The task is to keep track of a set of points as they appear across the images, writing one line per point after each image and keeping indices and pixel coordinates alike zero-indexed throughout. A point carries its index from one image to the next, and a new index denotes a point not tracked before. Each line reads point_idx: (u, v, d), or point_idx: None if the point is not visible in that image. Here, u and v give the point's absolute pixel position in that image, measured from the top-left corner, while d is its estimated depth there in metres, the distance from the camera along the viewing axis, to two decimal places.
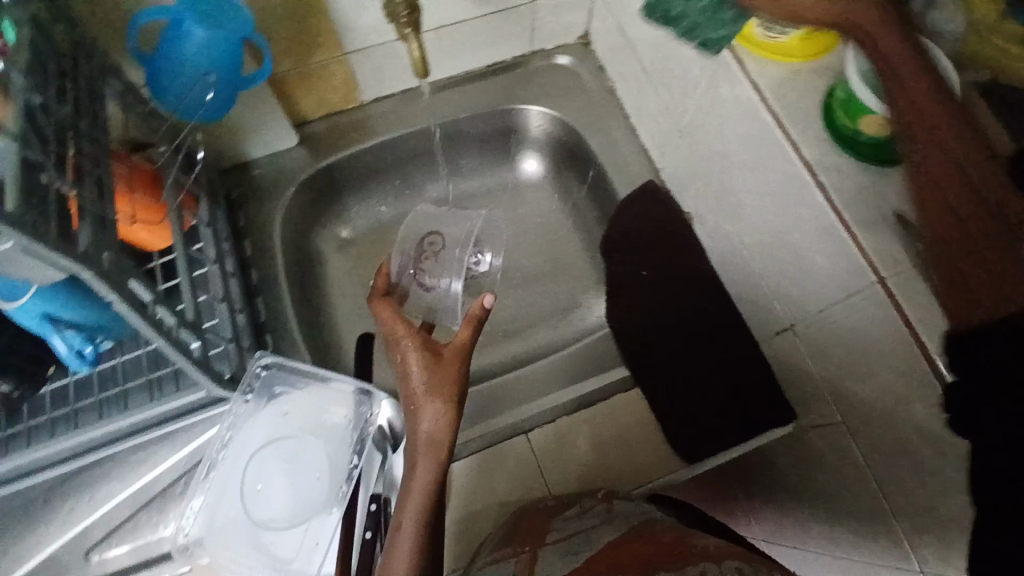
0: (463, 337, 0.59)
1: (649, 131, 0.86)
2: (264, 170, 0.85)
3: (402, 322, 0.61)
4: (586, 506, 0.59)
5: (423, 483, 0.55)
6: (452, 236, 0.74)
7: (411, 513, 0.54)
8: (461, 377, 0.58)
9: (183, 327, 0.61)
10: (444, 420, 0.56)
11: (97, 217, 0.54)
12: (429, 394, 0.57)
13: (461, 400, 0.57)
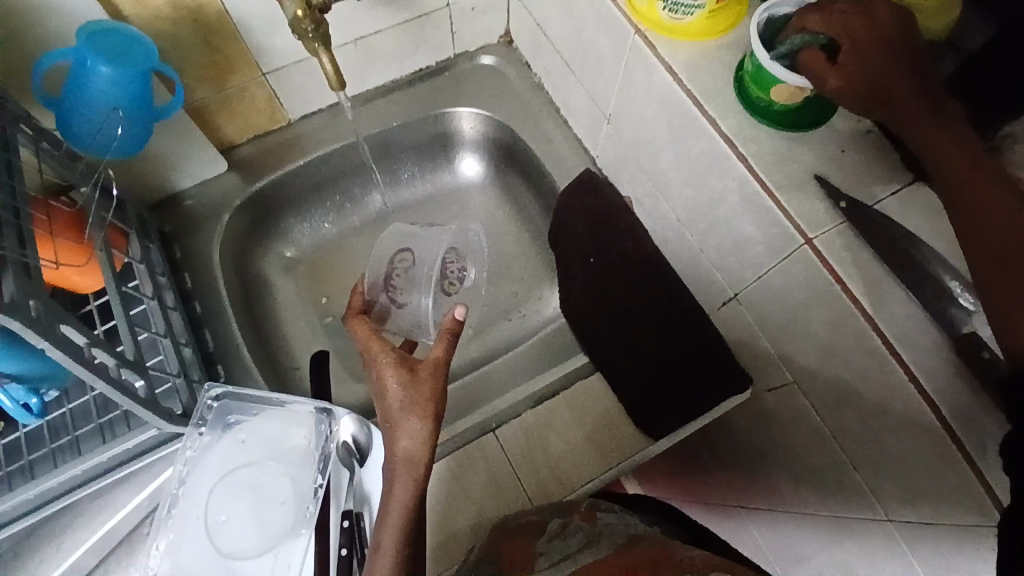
0: (438, 352, 0.59)
1: (580, 123, 0.88)
2: (197, 201, 0.83)
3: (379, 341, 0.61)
4: (567, 523, 0.56)
5: (402, 502, 0.54)
6: (421, 254, 0.77)
7: (391, 534, 0.52)
8: (437, 392, 0.57)
9: (124, 366, 0.58)
10: (420, 438, 0.55)
11: (20, 265, 0.51)
12: (405, 411, 0.56)
13: (438, 415, 0.56)
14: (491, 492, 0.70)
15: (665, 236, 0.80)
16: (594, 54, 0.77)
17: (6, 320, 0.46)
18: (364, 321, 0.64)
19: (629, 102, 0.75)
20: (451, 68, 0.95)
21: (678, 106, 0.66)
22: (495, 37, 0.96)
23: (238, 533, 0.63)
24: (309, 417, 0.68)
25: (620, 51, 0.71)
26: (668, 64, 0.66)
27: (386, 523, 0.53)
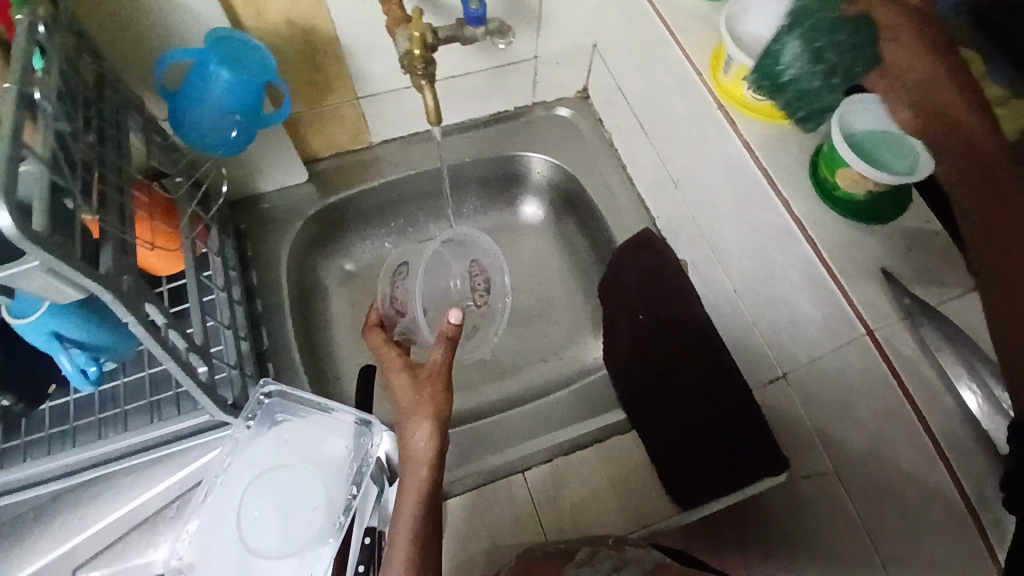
0: (438, 355, 0.57)
1: (645, 183, 0.91)
2: (273, 204, 0.87)
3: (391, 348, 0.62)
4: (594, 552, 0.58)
5: (412, 502, 0.55)
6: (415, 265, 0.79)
7: (401, 547, 0.54)
8: (444, 395, 0.57)
9: (192, 350, 0.62)
10: (425, 441, 0.55)
11: (118, 242, 0.54)
12: (413, 415, 0.56)
13: (440, 417, 0.56)
14: (509, 531, 0.71)
15: (719, 305, 0.80)
16: (670, 120, 0.79)
17: (102, 291, 0.49)
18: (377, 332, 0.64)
19: (699, 169, 0.77)
20: (527, 114, 0.99)
21: (751, 179, 0.67)
22: (573, 91, 1.00)
23: (266, 530, 0.65)
24: (348, 427, 0.70)
25: (697, 121, 0.74)
26: (745, 138, 0.68)
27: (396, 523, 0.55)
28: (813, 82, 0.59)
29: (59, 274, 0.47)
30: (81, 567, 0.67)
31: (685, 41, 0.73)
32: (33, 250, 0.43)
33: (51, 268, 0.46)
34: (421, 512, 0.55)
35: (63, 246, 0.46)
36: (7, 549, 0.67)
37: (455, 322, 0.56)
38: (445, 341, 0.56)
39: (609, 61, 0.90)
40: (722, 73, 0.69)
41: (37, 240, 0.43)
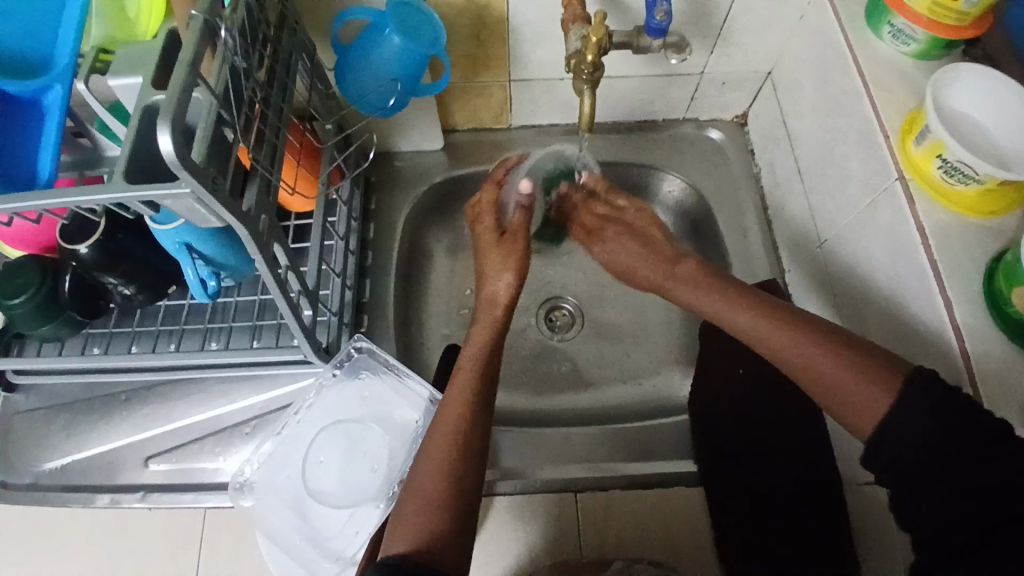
0: (520, 220, 0.72)
1: (784, 231, 0.84)
2: (405, 164, 0.90)
3: (490, 203, 0.73)
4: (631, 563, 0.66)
5: (484, 330, 0.67)
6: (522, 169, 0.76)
7: (466, 375, 0.63)
8: (523, 250, 0.71)
9: (304, 295, 0.64)
10: (505, 283, 0.69)
11: (264, 180, 0.56)
12: (499, 266, 0.70)
13: (520, 272, 0.70)
14: (550, 540, 0.72)
15: None
16: (836, 176, 0.72)
17: (240, 227, 0.51)
18: (491, 184, 0.74)
19: (853, 236, 0.70)
20: (675, 128, 0.95)
21: (913, 267, 0.60)
22: (730, 115, 0.94)
23: (328, 477, 0.67)
24: (421, 401, 0.70)
25: (867, 186, 0.67)
26: (919, 222, 0.61)
27: (446, 409, 0.61)
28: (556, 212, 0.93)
29: (202, 204, 0.48)
30: (154, 457, 0.73)
31: (877, 97, 0.66)
32: (185, 179, 0.45)
33: (197, 197, 0.47)
34: (470, 398, 0.61)
35: (213, 179, 0.47)
36: (108, 421, 0.74)
37: (528, 189, 0.74)
38: (521, 207, 0.74)
39: (780, 95, 0.84)
40: (914, 143, 0.62)
41: (192, 169, 0.45)
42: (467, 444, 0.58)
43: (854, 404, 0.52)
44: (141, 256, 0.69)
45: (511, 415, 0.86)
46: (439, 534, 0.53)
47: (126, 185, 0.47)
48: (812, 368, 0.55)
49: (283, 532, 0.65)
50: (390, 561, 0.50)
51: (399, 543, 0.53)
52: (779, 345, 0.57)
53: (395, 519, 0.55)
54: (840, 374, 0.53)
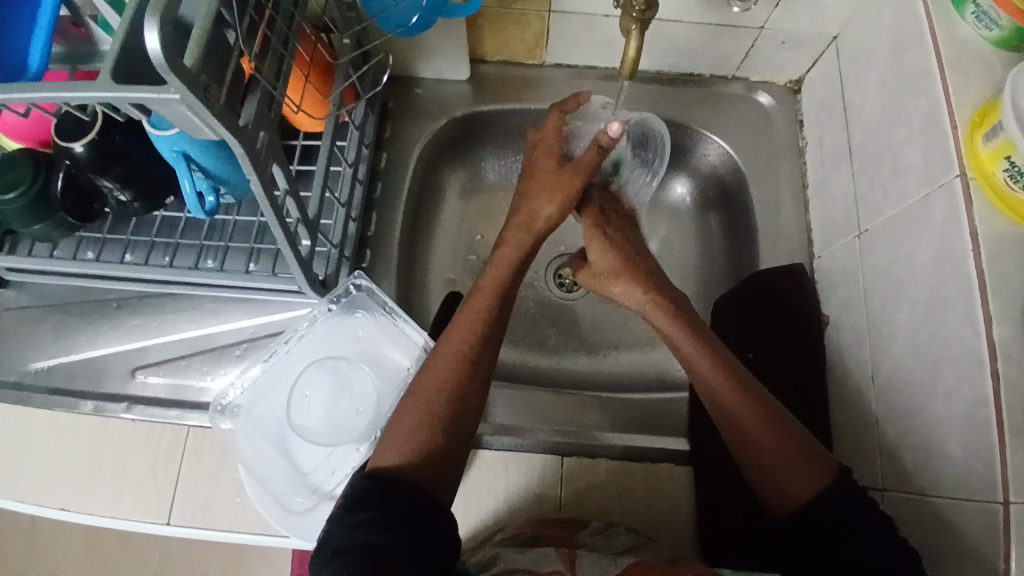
0: (587, 159, 0.64)
1: (820, 213, 0.78)
2: (426, 93, 0.84)
3: (556, 132, 0.67)
4: (610, 528, 0.64)
5: (506, 260, 0.64)
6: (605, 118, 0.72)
7: (484, 296, 0.62)
8: (575, 187, 0.65)
9: (302, 222, 0.61)
10: (550, 204, 0.65)
11: (266, 94, 0.51)
12: (547, 185, 0.66)
13: (568, 203, 0.65)
14: (533, 495, 0.69)
15: (850, 382, 0.69)
16: (891, 163, 0.66)
17: (233, 142, 0.47)
18: (557, 111, 0.67)
19: (897, 232, 0.64)
20: (721, 87, 0.87)
21: (958, 274, 0.55)
22: (784, 79, 0.86)
23: (311, 411, 0.65)
24: (413, 349, 0.69)
25: (923, 180, 0.61)
26: (973, 227, 0.55)
27: (455, 330, 0.59)
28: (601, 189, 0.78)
29: (191, 113, 0.44)
30: (142, 369, 0.72)
31: (951, 87, 0.60)
32: (173, 83, 0.41)
33: (187, 106, 0.43)
34: (482, 321, 0.60)
35: (206, 87, 0.43)
36: (99, 325, 0.74)
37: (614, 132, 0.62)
38: (599, 148, 0.64)
39: (843, 63, 0.76)
40: (984, 139, 0.56)
41: (178, 71, 0.41)
42: (469, 375, 0.57)
43: (790, 492, 0.56)
44: (139, 160, 0.65)
45: (507, 368, 0.84)
46: (427, 450, 0.53)
47: (111, 84, 0.43)
48: (755, 440, 0.58)
49: (262, 464, 0.62)
50: (381, 475, 0.51)
51: (391, 453, 0.53)
52: (744, 414, 0.59)
53: (387, 432, 0.55)
54: (775, 449, 0.57)
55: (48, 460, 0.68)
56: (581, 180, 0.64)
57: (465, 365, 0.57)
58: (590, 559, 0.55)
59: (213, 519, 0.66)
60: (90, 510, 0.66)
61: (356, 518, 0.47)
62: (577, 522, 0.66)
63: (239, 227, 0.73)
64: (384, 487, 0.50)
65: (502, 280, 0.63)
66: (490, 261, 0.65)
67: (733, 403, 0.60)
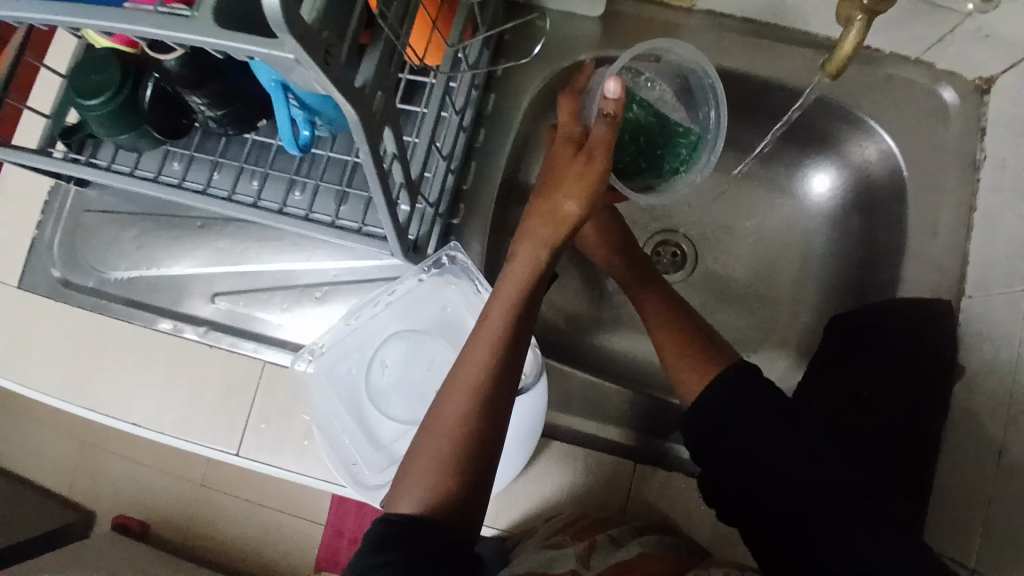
0: (599, 134, 0.51)
1: (981, 248, 0.67)
2: (550, 27, 0.72)
3: (570, 117, 0.57)
4: (648, 525, 0.63)
5: (521, 271, 0.53)
6: (664, 78, 0.61)
7: (500, 307, 0.52)
8: (601, 164, 0.51)
9: (404, 188, 0.54)
10: (572, 198, 0.52)
11: (389, 45, 0.43)
12: (566, 181, 0.53)
13: (594, 188, 0.52)
14: (595, 495, 0.68)
15: (971, 450, 0.62)
16: None
17: (348, 109, 0.40)
18: (569, 95, 0.59)
19: None
20: (902, 69, 0.71)
21: None
22: (973, 74, 0.69)
23: (386, 382, 0.61)
24: None
25: None
26: None
27: (469, 355, 0.50)
28: (681, 149, 0.60)
29: (305, 74, 0.37)
30: (221, 295, 0.69)
31: None
32: (290, 43, 0.34)
33: (303, 68, 0.36)
34: (501, 345, 0.50)
35: (327, 49, 0.36)
36: (177, 241, 0.70)
37: (614, 93, 0.49)
38: (604, 119, 0.50)
39: None
40: None
41: (296, 28, 0.33)
42: (493, 402, 0.49)
43: (680, 381, 0.59)
44: (232, 78, 0.57)
45: (588, 348, 0.79)
46: (451, 492, 0.47)
47: (221, 31, 0.36)
48: (664, 341, 0.62)
49: (335, 428, 0.61)
50: (394, 517, 0.45)
51: (413, 494, 0.47)
52: (657, 318, 0.64)
53: (404, 469, 0.48)
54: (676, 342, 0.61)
55: (126, 374, 0.68)
56: (604, 161, 0.51)
57: (484, 390, 0.49)
58: (599, 558, 0.55)
59: (280, 457, 0.65)
60: (162, 430, 0.67)
61: (374, 559, 0.42)
62: (627, 522, 0.64)
63: (332, 162, 0.66)
64: (408, 529, 0.44)
65: (522, 287, 0.53)
66: (505, 268, 0.55)
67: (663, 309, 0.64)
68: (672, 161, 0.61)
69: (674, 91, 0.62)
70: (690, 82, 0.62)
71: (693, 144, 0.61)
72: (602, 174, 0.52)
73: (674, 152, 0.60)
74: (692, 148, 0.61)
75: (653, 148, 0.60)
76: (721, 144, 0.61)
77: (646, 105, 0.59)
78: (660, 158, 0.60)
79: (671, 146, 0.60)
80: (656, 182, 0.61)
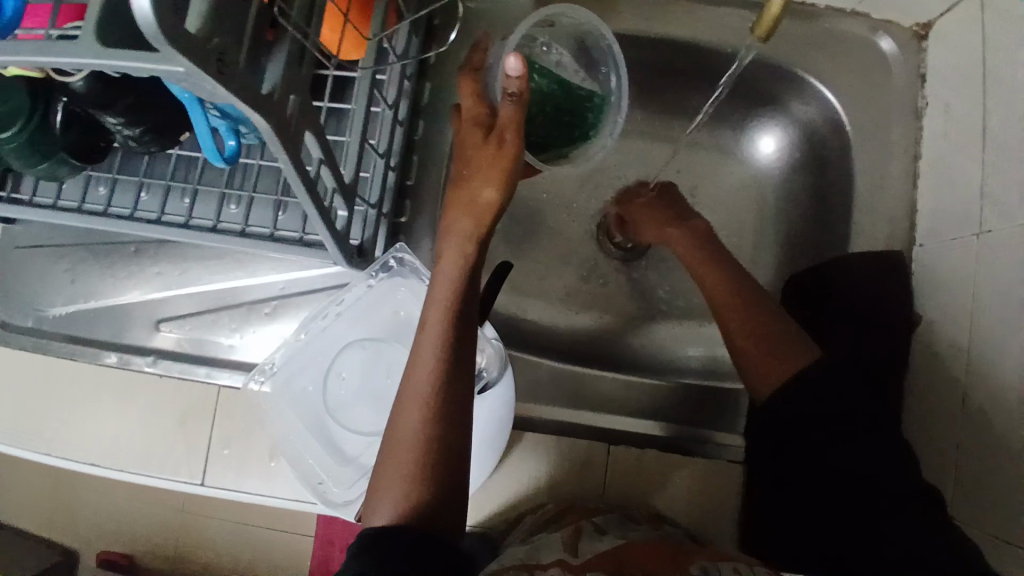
0: (509, 113, 0.49)
1: (930, 195, 0.67)
2: (481, 9, 0.70)
3: (473, 97, 0.54)
4: (632, 516, 0.62)
5: (450, 269, 0.52)
6: (557, 39, 0.58)
7: (435, 308, 0.50)
8: (513, 145, 0.50)
9: (338, 193, 0.52)
10: (486, 183, 0.51)
11: (295, 45, 0.41)
12: (479, 166, 0.51)
13: (508, 172, 0.50)
14: (573, 483, 0.68)
15: (937, 397, 0.63)
16: None
17: (255, 118, 0.38)
18: (468, 76, 0.55)
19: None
20: (838, 22, 0.70)
21: None
22: (911, 20, 0.69)
23: (345, 393, 0.60)
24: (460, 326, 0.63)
25: None
26: None
27: (414, 368, 0.48)
28: (589, 116, 0.58)
29: (201, 86, 0.35)
30: (165, 321, 0.67)
31: None
32: (173, 55, 0.31)
33: (195, 80, 0.34)
34: (444, 345, 0.49)
35: (219, 57, 0.34)
36: (115, 269, 0.68)
37: (515, 71, 0.45)
38: (509, 98, 0.47)
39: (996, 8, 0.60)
40: None
41: (178, 38, 0.31)
42: (447, 402, 0.47)
43: (754, 381, 0.60)
44: (144, 90, 0.54)
45: (555, 334, 0.78)
46: (422, 499, 0.45)
47: (101, 49, 0.33)
48: (736, 335, 0.61)
49: (297, 447, 0.59)
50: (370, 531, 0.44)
51: (381, 515, 0.45)
52: (722, 307, 0.63)
53: (373, 487, 0.47)
54: (756, 343, 0.60)
55: (75, 412, 0.66)
56: (516, 145, 0.49)
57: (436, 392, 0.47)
58: (584, 544, 0.54)
59: (247, 481, 0.64)
60: (120, 466, 0.64)
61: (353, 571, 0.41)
62: (609, 510, 0.64)
63: (265, 171, 0.64)
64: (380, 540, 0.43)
65: (454, 282, 0.51)
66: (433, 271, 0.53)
67: (731, 300, 0.63)
68: (580, 129, 0.58)
69: (567, 53, 0.59)
70: (587, 43, 0.59)
71: (598, 108, 0.59)
72: (517, 155, 0.50)
73: (586, 120, 0.58)
74: (598, 112, 0.59)
75: (562, 116, 0.57)
76: (626, 106, 0.59)
77: (546, 71, 0.56)
78: (571, 126, 0.58)
79: (579, 114, 0.58)
80: (562, 153, 0.59)
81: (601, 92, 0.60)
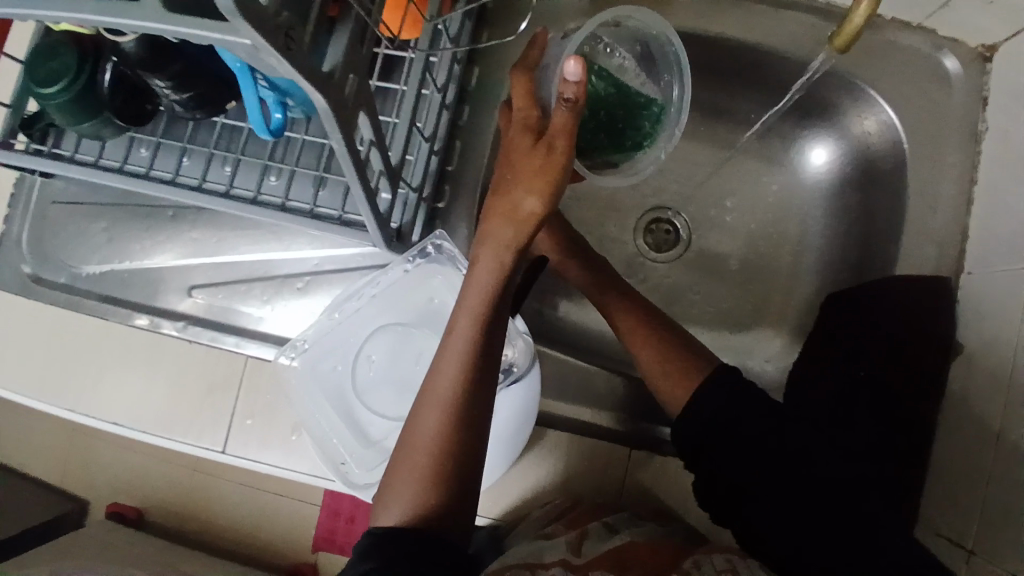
0: (560, 120, 0.46)
1: (981, 222, 0.66)
2: None
3: (524, 98, 0.51)
4: (642, 514, 0.62)
5: (486, 277, 0.50)
6: (620, 43, 0.57)
7: (467, 315, 0.49)
8: (562, 156, 0.47)
9: (385, 175, 0.51)
10: (530, 195, 0.48)
11: (359, 24, 0.40)
12: (524, 175, 0.49)
13: (556, 185, 0.48)
14: (589, 481, 0.68)
15: (970, 428, 0.62)
16: None
17: (315, 97, 0.37)
18: (521, 72, 0.53)
19: None
20: (902, 36, 0.68)
21: None
22: (976, 40, 0.66)
23: (373, 376, 0.60)
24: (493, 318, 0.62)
25: None
26: None
27: (438, 371, 0.48)
28: (643, 124, 0.57)
29: (266, 61, 0.34)
30: (197, 288, 0.67)
31: None
32: (244, 28, 0.30)
33: (261, 54, 0.33)
34: (471, 355, 0.48)
35: (288, 32, 0.33)
36: (150, 233, 0.67)
37: (574, 76, 0.44)
38: (564, 104, 0.45)
39: None
40: None
41: (250, 11, 0.30)
42: (468, 411, 0.47)
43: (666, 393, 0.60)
44: (195, 56, 0.53)
45: (581, 332, 0.77)
46: (431, 507, 0.45)
47: (169, 16, 0.32)
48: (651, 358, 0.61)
49: (321, 426, 0.59)
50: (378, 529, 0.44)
51: (391, 510, 0.45)
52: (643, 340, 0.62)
53: (385, 484, 0.47)
54: (655, 350, 0.61)
55: (104, 371, 0.66)
56: (566, 153, 0.47)
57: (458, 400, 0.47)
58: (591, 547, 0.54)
59: (267, 453, 0.64)
60: (145, 429, 0.65)
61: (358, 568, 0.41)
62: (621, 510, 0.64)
63: (307, 146, 0.63)
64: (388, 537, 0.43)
65: (489, 291, 0.50)
66: (468, 273, 0.52)
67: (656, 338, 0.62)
68: (633, 138, 0.57)
69: (631, 57, 0.57)
70: (650, 46, 0.58)
71: (655, 118, 0.57)
72: (566, 166, 0.48)
73: (639, 128, 0.57)
74: (655, 121, 0.58)
75: (614, 123, 0.56)
76: (685, 116, 0.58)
77: (605, 74, 0.55)
78: (622, 134, 0.56)
79: (632, 123, 0.56)
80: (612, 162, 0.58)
81: (662, 100, 0.58)
